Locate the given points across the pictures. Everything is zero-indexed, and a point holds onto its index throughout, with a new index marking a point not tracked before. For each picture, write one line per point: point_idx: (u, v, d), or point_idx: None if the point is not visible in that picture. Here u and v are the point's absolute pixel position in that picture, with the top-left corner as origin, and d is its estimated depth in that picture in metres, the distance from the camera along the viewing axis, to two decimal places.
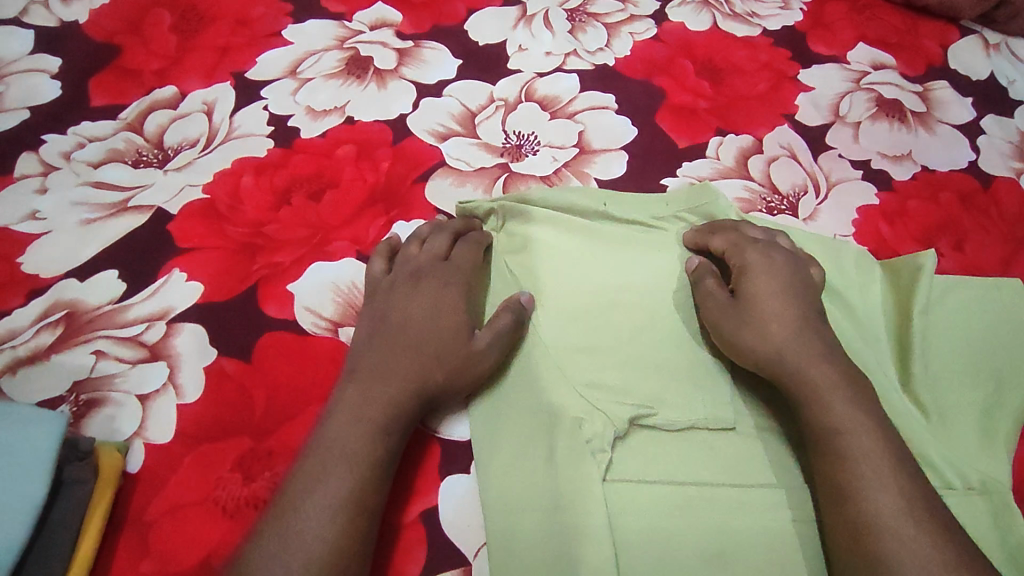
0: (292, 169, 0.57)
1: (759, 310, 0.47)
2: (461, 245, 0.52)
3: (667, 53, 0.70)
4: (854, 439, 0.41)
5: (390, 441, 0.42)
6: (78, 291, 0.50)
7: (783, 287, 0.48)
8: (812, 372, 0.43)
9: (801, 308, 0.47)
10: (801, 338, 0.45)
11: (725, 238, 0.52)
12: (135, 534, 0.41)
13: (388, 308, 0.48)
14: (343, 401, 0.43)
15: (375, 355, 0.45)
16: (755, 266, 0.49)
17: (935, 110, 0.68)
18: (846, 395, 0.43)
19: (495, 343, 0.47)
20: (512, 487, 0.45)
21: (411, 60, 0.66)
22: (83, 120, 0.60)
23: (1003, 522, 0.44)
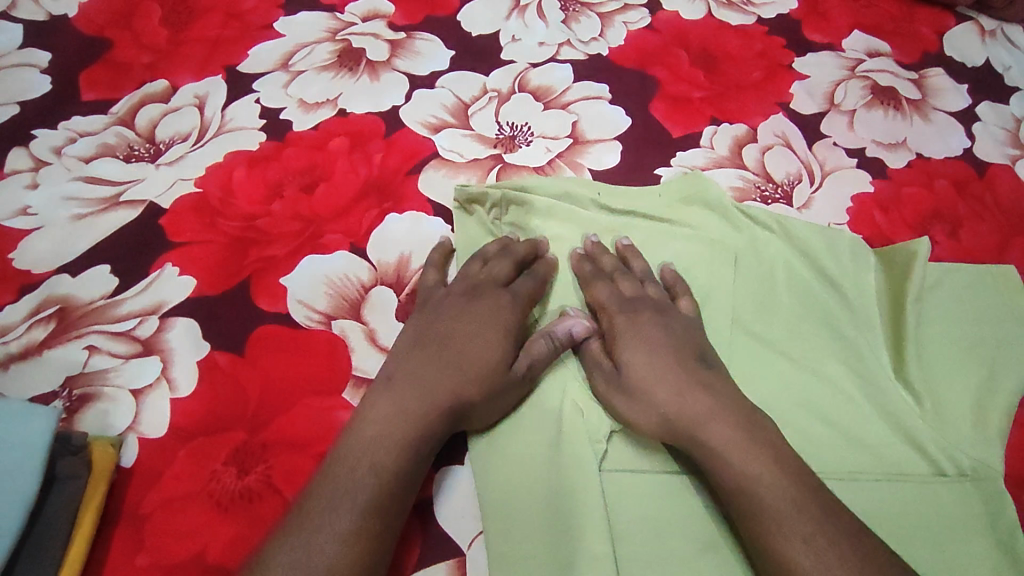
0: (285, 162, 0.57)
1: (639, 379, 0.45)
2: (523, 276, 0.50)
3: (662, 42, 0.70)
4: (769, 496, 0.39)
5: (418, 459, 0.41)
6: (70, 286, 0.49)
7: (658, 352, 0.46)
8: (706, 437, 0.41)
9: (676, 365, 0.45)
10: (693, 398, 0.43)
11: (594, 293, 0.50)
12: (129, 528, 0.41)
13: (433, 324, 0.47)
14: (374, 410, 0.42)
15: (411, 366, 0.45)
16: (622, 335, 0.47)
17: (931, 98, 0.68)
18: (747, 448, 0.40)
19: (531, 369, 0.46)
20: (508, 479, 0.45)
21: (404, 51, 0.66)
22: (73, 115, 0.60)
23: (995, 507, 0.44)
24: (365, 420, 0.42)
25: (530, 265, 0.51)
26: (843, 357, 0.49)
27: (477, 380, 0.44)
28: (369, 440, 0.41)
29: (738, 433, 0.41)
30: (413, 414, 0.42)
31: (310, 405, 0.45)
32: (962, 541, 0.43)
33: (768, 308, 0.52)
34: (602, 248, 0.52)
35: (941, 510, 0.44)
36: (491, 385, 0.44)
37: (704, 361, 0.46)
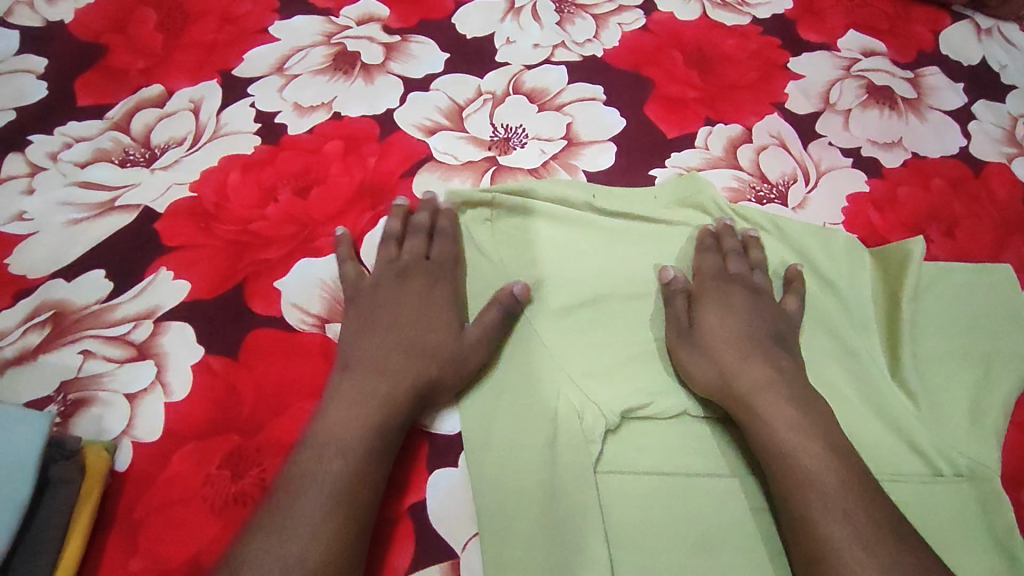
0: (280, 165, 0.57)
1: (714, 342, 0.48)
2: (438, 242, 0.53)
3: (657, 44, 0.70)
4: (811, 462, 0.40)
5: (386, 436, 0.42)
6: (65, 291, 0.50)
7: (737, 325, 0.48)
8: (758, 401, 0.44)
9: (752, 337, 0.48)
10: (756, 365, 0.46)
11: (698, 263, 0.53)
12: (123, 533, 0.41)
13: (374, 307, 0.49)
14: (337, 394, 0.43)
15: (366, 349, 0.46)
16: (711, 298, 0.50)
17: (926, 97, 0.68)
18: (796, 419, 0.42)
19: (484, 337, 0.48)
20: (502, 480, 0.45)
21: (399, 54, 0.66)
22: (69, 120, 0.60)
23: (991, 507, 0.44)
24: (331, 403, 0.43)
25: (435, 226, 0.53)
26: (838, 357, 0.49)
27: (438, 357, 0.46)
28: (338, 421, 0.42)
29: (789, 407, 0.43)
30: (379, 392, 0.43)
31: (304, 408, 0.45)
32: (959, 541, 0.43)
33: None
34: (731, 232, 0.54)
35: (936, 511, 0.44)
36: (449, 356, 0.46)
37: (781, 342, 0.48)
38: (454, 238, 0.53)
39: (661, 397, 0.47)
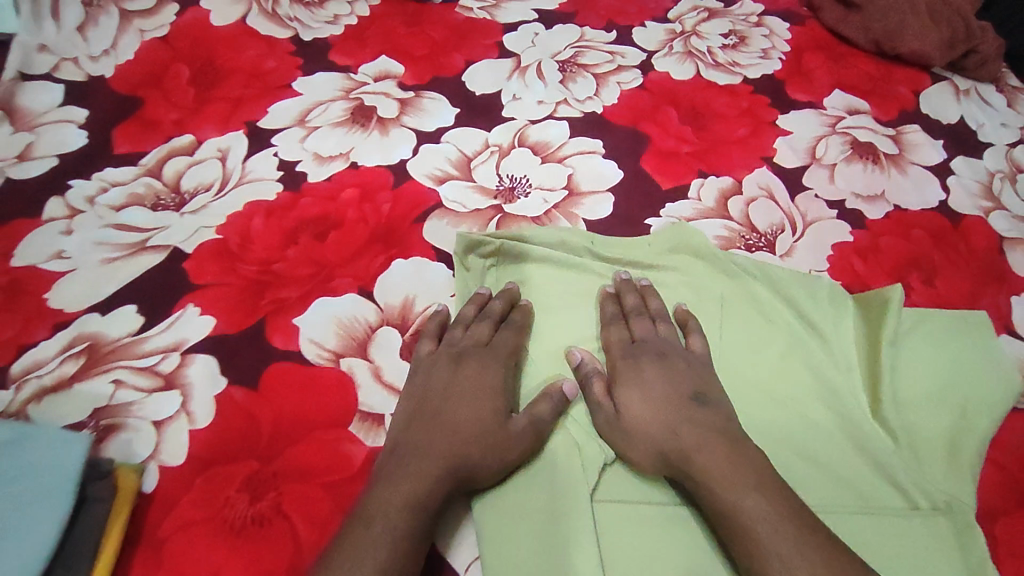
0: (301, 212, 0.62)
1: (639, 408, 0.48)
2: (502, 331, 0.53)
3: (653, 101, 0.75)
4: (753, 514, 0.41)
5: (423, 515, 0.42)
6: (100, 324, 0.53)
7: (658, 391, 0.49)
8: (697, 461, 0.44)
9: (674, 401, 0.48)
10: (684, 433, 0.46)
11: (610, 336, 0.54)
12: (148, 552, 0.43)
13: (429, 391, 0.49)
14: (385, 475, 0.44)
15: (415, 433, 0.47)
16: (622, 376, 0.51)
17: (907, 153, 0.73)
18: (737, 475, 0.43)
19: (532, 426, 0.48)
20: (508, 525, 0.46)
21: (412, 109, 0.71)
22: (107, 167, 0.65)
23: (967, 540, 0.45)
24: (376, 485, 0.44)
25: (507, 318, 0.54)
26: (823, 396, 0.52)
27: (490, 438, 0.47)
28: (379, 501, 0.42)
29: (723, 457, 0.44)
30: (421, 474, 0.44)
31: (320, 437, 0.48)
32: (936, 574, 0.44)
33: (749, 350, 0.55)
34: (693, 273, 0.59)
35: (913, 544, 0.45)
36: (496, 442, 0.47)
37: (702, 395, 0.49)
38: (522, 330, 0.54)
39: None
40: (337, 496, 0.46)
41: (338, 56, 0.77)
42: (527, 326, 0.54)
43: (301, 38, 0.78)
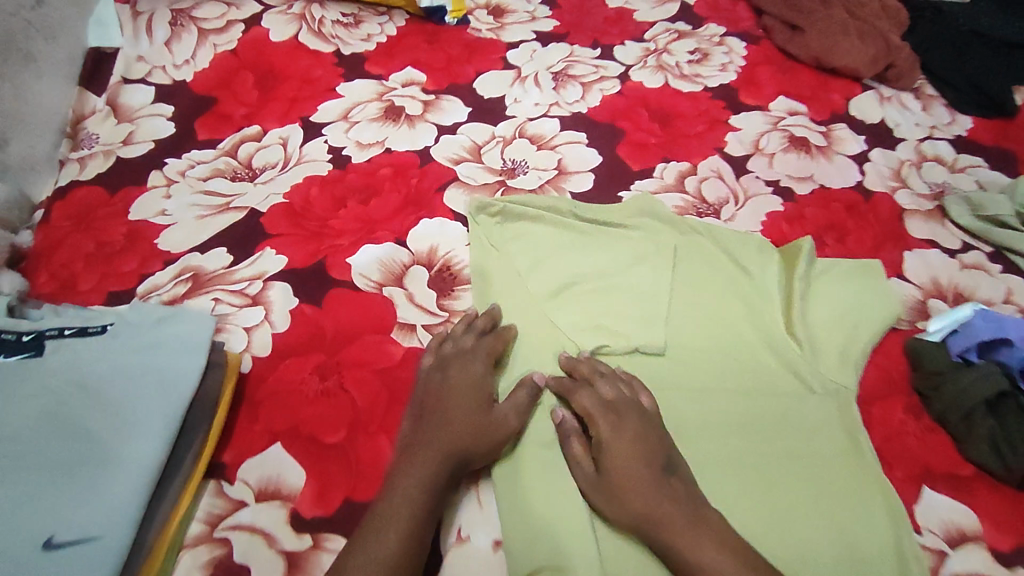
0: (348, 183, 0.79)
1: (607, 463, 0.55)
2: (484, 340, 0.62)
3: (628, 104, 0.93)
4: (716, 569, 0.50)
5: (433, 496, 0.52)
6: (200, 260, 0.69)
7: (634, 451, 0.55)
8: (663, 515, 0.52)
9: (649, 467, 0.54)
10: (649, 491, 0.53)
11: (581, 404, 0.58)
12: (248, 410, 0.59)
13: (426, 398, 0.58)
14: (401, 474, 0.53)
15: (423, 429, 0.56)
16: (605, 445, 0.56)
17: (834, 145, 0.90)
18: (699, 537, 0.51)
19: (515, 412, 0.58)
20: (511, 482, 0.57)
21: (433, 109, 0.89)
22: (193, 149, 0.82)
23: (847, 412, 0.62)
24: (393, 480, 0.53)
25: (486, 331, 0.64)
26: (750, 316, 0.68)
27: (487, 426, 0.56)
28: (401, 495, 0.51)
29: (688, 522, 0.52)
30: (433, 470, 0.53)
31: (369, 340, 0.64)
32: (824, 434, 0.61)
33: (696, 285, 0.71)
34: (657, 231, 0.75)
35: (809, 415, 0.62)
36: (494, 429, 0.56)
37: (670, 465, 0.55)
38: (501, 338, 0.63)
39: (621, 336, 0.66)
40: (383, 378, 0.62)
41: (372, 67, 0.95)
42: (507, 335, 0.64)
43: (342, 53, 0.96)
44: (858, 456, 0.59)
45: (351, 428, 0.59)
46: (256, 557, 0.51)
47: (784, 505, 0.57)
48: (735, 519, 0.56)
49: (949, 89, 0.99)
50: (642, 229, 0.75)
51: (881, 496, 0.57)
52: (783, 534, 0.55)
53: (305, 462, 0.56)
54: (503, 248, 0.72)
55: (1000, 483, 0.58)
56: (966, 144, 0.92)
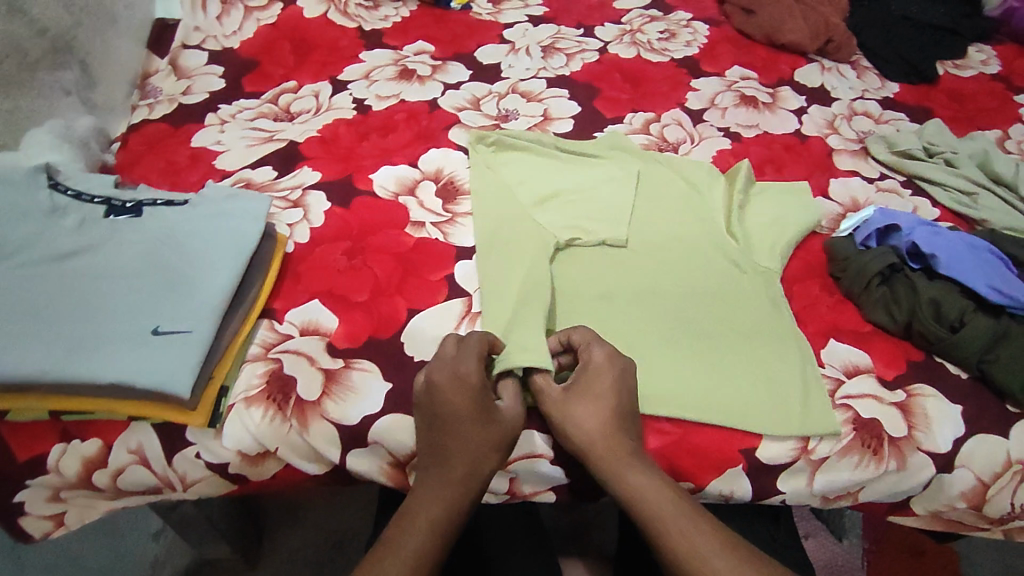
0: (368, 124, 0.95)
1: (592, 404, 0.61)
2: (473, 348, 0.62)
3: (605, 69, 1.09)
4: (655, 503, 0.57)
5: (455, 515, 0.57)
6: (250, 175, 0.85)
7: (609, 391, 0.62)
8: (616, 460, 0.59)
9: (616, 412, 0.61)
10: (615, 433, 0.60)
11: (580, 337, 0.66)
12: (290, 277, 0.74)
13: (432, 415, 0.60)
14: (421, 504, 0.57)
15: (439, 455, 0.59)
16: (588, 373, 0.63)
17: (779, 102, 1.06)
18: (646, 475, 0.59)
19: (518, 415, 0.62)
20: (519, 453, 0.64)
21: (440, 71, 1.06)
22: (241, 99, 0.99)
23: (772, 286, 0.76)
24: (419, 502, 0.57)
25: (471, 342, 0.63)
26: (699, 219, 0.83)
27: (495, 445, 0.60)
28: (422, 528, 0.55)
29: (643, 473, 0.59)
30: (453, 502, 0.57)
31: (387, 231, 0.79)
32: (753, 300, 0.75)
33: (655, 197, 0.85)
34: (626, 157, 0.90)
35: (741, 287, 0.76)
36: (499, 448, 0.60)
37: (634, 413, 0.62)
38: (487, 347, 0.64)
39: (592, 231, 0.80)
40: (398, 257, 0.76)
41: (389, 40, 1.12)
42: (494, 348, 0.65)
43: (364, 29, 1.13)
44: (782, 314, 0.73)
45: (372, 290, 0.73)
46: (301, 371, 0.65)
47: (722, 347, 0.71)
48: (678, 358, 0.69)
49: (881, 61, 1.16)
50: (612, 157, 0.90)
51: (796, 343, 0.71)
52: (719, 365, 0.69)
53: (337, 311, 0.71)
54: (496, 169, 0.87)
55: (891, 335, 0.72)
56: (892, 103, 1.08)
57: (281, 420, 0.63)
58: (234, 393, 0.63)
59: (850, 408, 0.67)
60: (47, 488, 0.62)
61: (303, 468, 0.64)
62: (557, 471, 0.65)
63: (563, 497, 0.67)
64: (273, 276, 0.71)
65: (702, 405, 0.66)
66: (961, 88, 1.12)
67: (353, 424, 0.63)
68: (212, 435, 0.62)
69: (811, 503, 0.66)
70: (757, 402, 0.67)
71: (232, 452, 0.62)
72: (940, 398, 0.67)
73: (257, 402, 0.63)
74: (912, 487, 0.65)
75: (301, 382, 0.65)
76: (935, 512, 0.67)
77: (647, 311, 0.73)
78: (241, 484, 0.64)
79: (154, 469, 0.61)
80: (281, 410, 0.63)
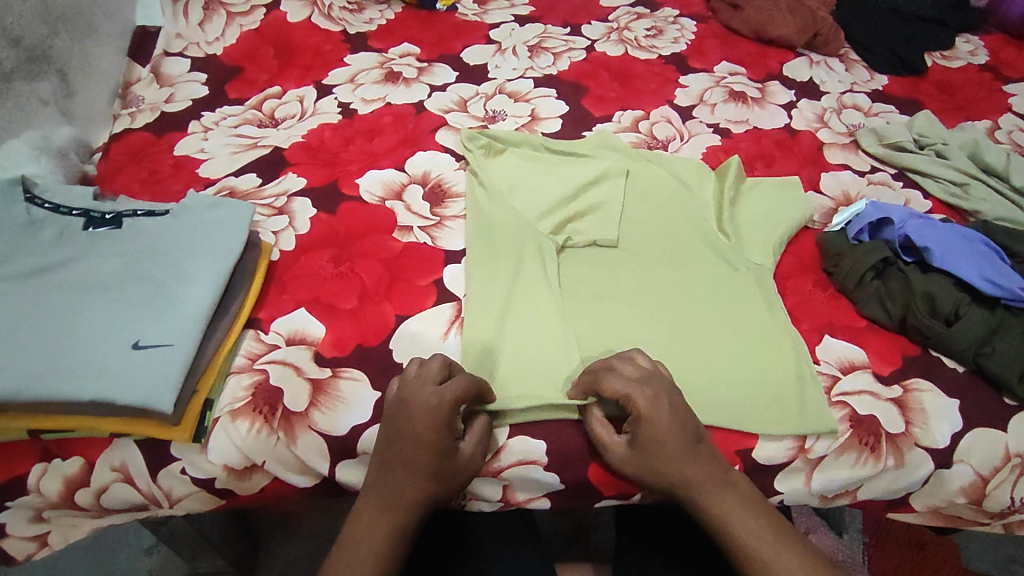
0: (354, 128, 0.94)
1: (663, 454, 0.59)
2: (452, 379, 0.60)
3: (592, 67, 1.08)
4: (742, 526, 0.58)
5: (399, 540, 0.58)
6: (234, 183, 0.84)
7: (678, 429, 0.59)
8: (703, 489, 0.59)
9: (686, 448, 0.59)
10: (692, 464, 0.59)
11: (611, 389, 0.60)
12: (276, 286, 0.72)
13: (389, 438, 0.59)
14: (365, 526, 0.57)
15: (387, 477, 0.58)
16: (644, 421, 0.59)
17: (768, 96, 1.05)
18: (734, 500, 0.59)
19: (474, 454, 0.60)
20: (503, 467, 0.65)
21: (426, 73, 1.05)
22: (224, 106, 0.98)
23: (765, 283, 0.75)
24: (360, 522, 0.58)
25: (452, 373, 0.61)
26: (690, 218, 0.82)
27: (438, 481, 0.58)
28: (363, 559, 0.56)
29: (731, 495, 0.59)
30: (393, 533, 0.57)
31: (374, 237, 0.78)
32: (746, 298, 0.74)
33: (645, 196, 0.84)
34: (616, 156, 0.89)
35: (734, 284, 0.75)
36: (444, 485, 0.59)
37: (698, 436, 0.60)
38: (468, 379, 0.61)
39: (583, 233, 0.79)
40: (386, 262, 0.75)
41: (373, 43, 1.11)
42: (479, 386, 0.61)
43: (348, 32, 1.12)
44: (776, 310, 0.72)
45: (360, 297, 0.72)
46: (288, 382, 0.64)
47: (716, 346, 0.70)
48: (671, 360, 0.68)
49: (869, 53, 1.15)
50: (602, 156, 0.89)
51: (791, 340, 0.70)
52: (713, 365, 0.68)
53: (324, 319, 0.69)
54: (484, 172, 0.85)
55: (886, 329, 0.71)
56: (881, 96, 1.08)
57: (268, 432, 0.62)
58: (219, 406, 0.62)
59: (846, 405, 0.66)
60: (29, 509, 0.60)
61: (291, 481, 0.63)
62: (551, 477, 0.64)
63: (558, 503, 0.66)
64: (258, 286, 0.70)
65: (697, 405, 0.65)
66: (950, 79, 1.12)
67: (342, 435, 0.62)
68: (197, 450, 0.60)
69: (811, 502, 0.65)
70: (752, 401, 0.66)
71: (218, 467, 0.61)
72: (937, 392, 0.67)
73: (243, 415, 0.62)
74: (911, 484, 0.64)
75: (288, 393, 0.63)
76: (936, 508, 0.66)
77: (639, 311, 0.72)
78: (229, 498, 0.63)
79: (139, 486, 0.60)
80: (267, 422, 0.62)
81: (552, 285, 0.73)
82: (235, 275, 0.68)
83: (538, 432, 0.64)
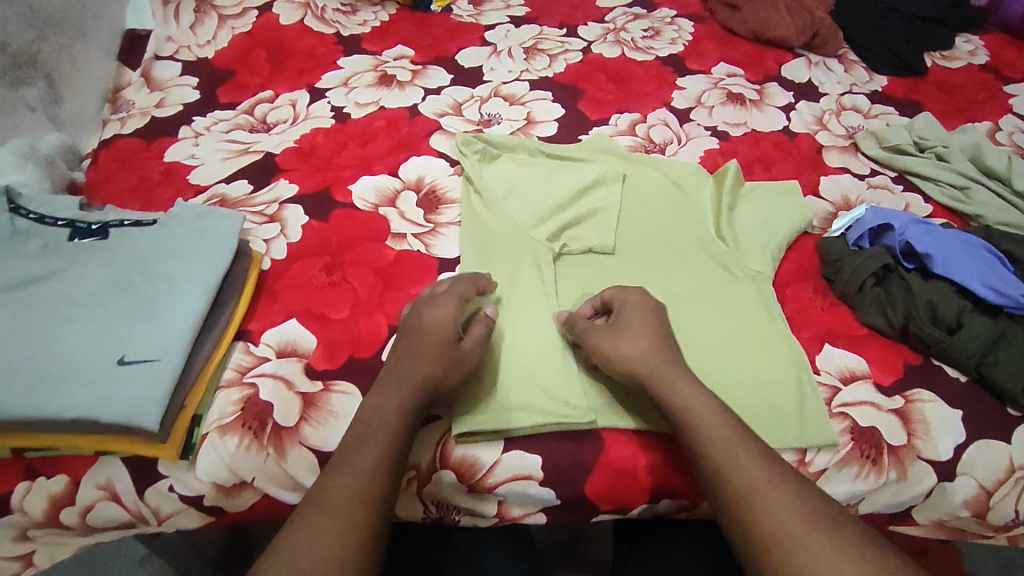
0: (347, 133, 0.92)
1: (636, 341, 0.62)
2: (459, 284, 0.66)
3: (589, 69, 1.07)
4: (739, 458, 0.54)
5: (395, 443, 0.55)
6: (225, 190, 0.83)
7: (656, 324, 0.63)
8: (691, 406, 0.57)
9: (663, 345, 0.62)
10: (669, 363, 0.61)
11: (609, 291, 0.67)
12: (267, 296, 0.71)
13: (401, 337, 0.62)
14: (363, 426, 0.56)
15: (387, 374, 0.60)
16: (625, 310, 0.64)
17: (767, 98, 1.04)
18: (726, 427, 0.56)
19: (476, 345, 0.62)
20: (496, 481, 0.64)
21: (420, 76, 1.03)
22: (215, 110, 0.96)
23: (764, 291, 0.74)
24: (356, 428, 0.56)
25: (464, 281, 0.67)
26: (688, 223, 0.81)
27: (438, 372, 0.59)
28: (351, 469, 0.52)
29: (726, 426, 0.56)
30: (377, 458, 0.53)
31: (367, 244, 0.77)
32: (745, 306, 0.72)
33: (643, 201, 0.83)
34: (612, 160, 0.88)
35: (732, 292, 0.74)
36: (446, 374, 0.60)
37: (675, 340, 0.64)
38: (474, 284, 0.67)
39: (579, 239, 0.78)
40: (379, 271, 0.74)
41: (367, 45, 1.09)
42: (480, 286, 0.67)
43: (341, 34, 1.11)
44: (775, 319, 0.71)
45: (352, 307, 0.70)
46: (278, 396, 0.63)
47: (714, 356, 0.69)
48: None
49: (868, 54, 1.14)
50: (598, 160, 0.88)
51: (790, 350, 0.69)
52: (712, 376, 0.67)
53: (316, 330, 0.68)
54: (478, 177, 0.83)
55: (887, 337, 0.70)
56: (881, 97, 1.07)
57: (257, 448, 0.60)
58: (207, 422, 0.61)
59: (848, 417, 0.65)
60: (14, 528, 0.59)
61: (281, 498, 0.61)
62: (548, 493, 0.62)
63: (554, 518, 0.65)
64: (248, 297, 0.69)
65: None
66: (950, 79, 1.11)
67: (332, 450, 0.60)
68: (186, 467, 0.59)
69: None
70: (751, 412, 0.65)
71: (206, 485, 0.59)
72: (939, 403, 0.65)
73: (231, 431, 0.61)
74: (913, 498, 0.63)
75: (278, 407, 0.62)
76: (938, 521, 0.64)
77: None
78: (219, 516, 0.62)
79: (126, 504, 0.59)
80: (256, 437, 0.61)
81: (548, 293, 0.72)
82: (224, 286, 0.67)
83: (534, 447, 0.63)
